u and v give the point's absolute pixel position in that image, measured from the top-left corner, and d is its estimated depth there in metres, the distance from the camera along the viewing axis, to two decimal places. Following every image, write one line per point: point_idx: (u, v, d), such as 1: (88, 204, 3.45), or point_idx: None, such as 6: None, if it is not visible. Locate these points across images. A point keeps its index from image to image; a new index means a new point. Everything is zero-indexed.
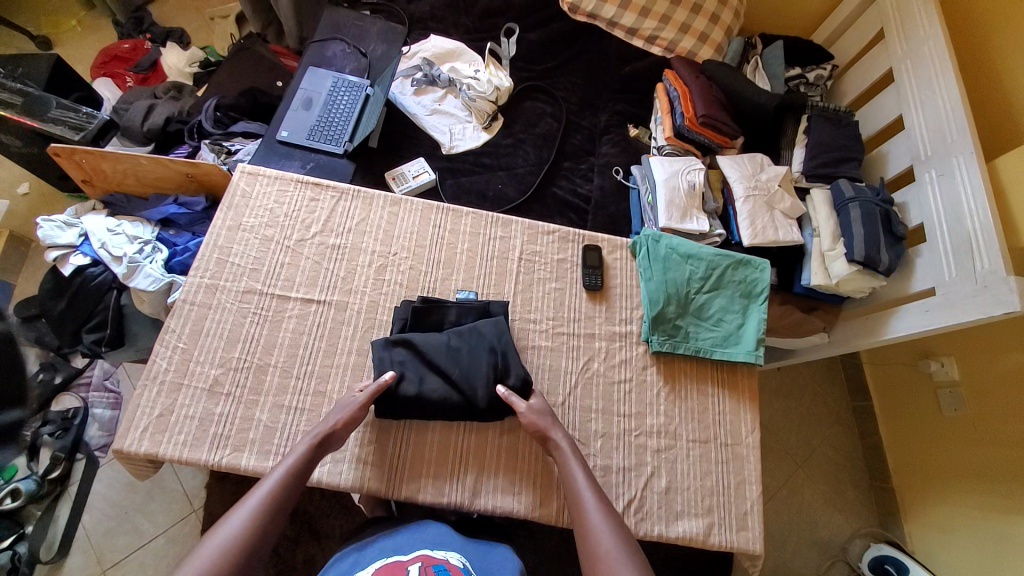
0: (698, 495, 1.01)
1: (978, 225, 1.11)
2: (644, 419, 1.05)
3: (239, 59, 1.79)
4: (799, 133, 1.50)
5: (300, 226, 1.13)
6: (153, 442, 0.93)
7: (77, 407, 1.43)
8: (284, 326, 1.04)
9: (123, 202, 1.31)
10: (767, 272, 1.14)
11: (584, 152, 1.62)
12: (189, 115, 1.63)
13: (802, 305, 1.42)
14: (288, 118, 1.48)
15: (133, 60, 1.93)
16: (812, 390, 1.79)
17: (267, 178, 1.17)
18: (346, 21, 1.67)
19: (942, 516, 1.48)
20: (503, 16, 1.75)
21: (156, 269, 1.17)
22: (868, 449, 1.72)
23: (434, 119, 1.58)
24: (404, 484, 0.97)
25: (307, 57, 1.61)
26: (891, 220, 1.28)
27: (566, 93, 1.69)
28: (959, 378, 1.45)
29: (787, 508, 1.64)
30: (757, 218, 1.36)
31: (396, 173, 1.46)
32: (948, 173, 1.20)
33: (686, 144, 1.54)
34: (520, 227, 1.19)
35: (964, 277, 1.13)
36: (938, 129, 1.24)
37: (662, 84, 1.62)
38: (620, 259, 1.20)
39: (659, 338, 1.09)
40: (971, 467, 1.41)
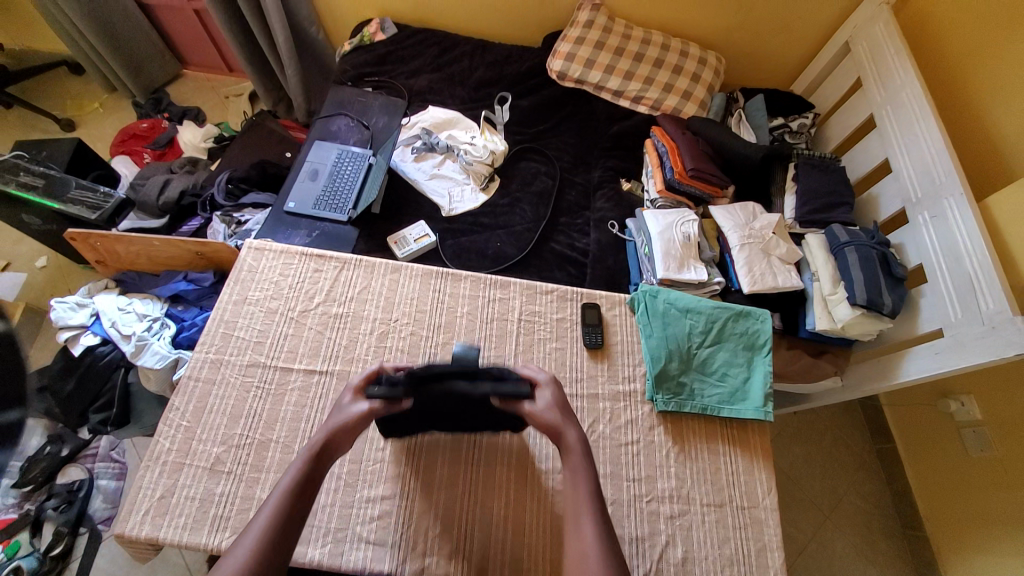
0: (718, 566, 0.95)
1: (977, 264, 1.11)
2: (654, 482, 1.02)
3: (250, 135, 1.91)
4: (788, 181, 1.54)
5: (304, 296, 1.16)
6: (152, 527, 0.91)
7: (82, 478, 1.40)
8: (286, 400, 1.04)
9: (134, 279, 1.38)
10: (768, 323, 1.14)
11: (579, 208, 1.66)
12: (203, 187, 1.72)
13: (811, 350, 1.39)
14: (296, 189, 1.55)
15: (151, 138, 2.06)
16: (832, 434, 1.73)
17: (273, 252, 1.21)
18: (350, 98, 1.78)
19: (979, 566, 1.38)
20: (495, 86, 1.86)
21: (163, 346, 1.20)
22: (898, 496, 1.62)
23: (433, 183, 1.64)
24: (406, 564, 0.93)
25: (314, 132, 1.70)
26: (889, 262, 1.28)
27: (559, 152, 1.76)
28: (982, 418, 1.39)
29: (820, 567, 1.53)
30: (755, 265, 1.37)
31: (398, 237, 1.50)
32: (940, 214, 1.21)
33: (678, 196, 1.58)
34: (518, 287, 1.21)
35: (971, 317, 1.10)
36: (924, 170, 1.27)
37: (650, 141, 1.69)
38: (620, 314, 1.21)
39: (664, 397, 1.08)
40: (1008, 513, 1.31)
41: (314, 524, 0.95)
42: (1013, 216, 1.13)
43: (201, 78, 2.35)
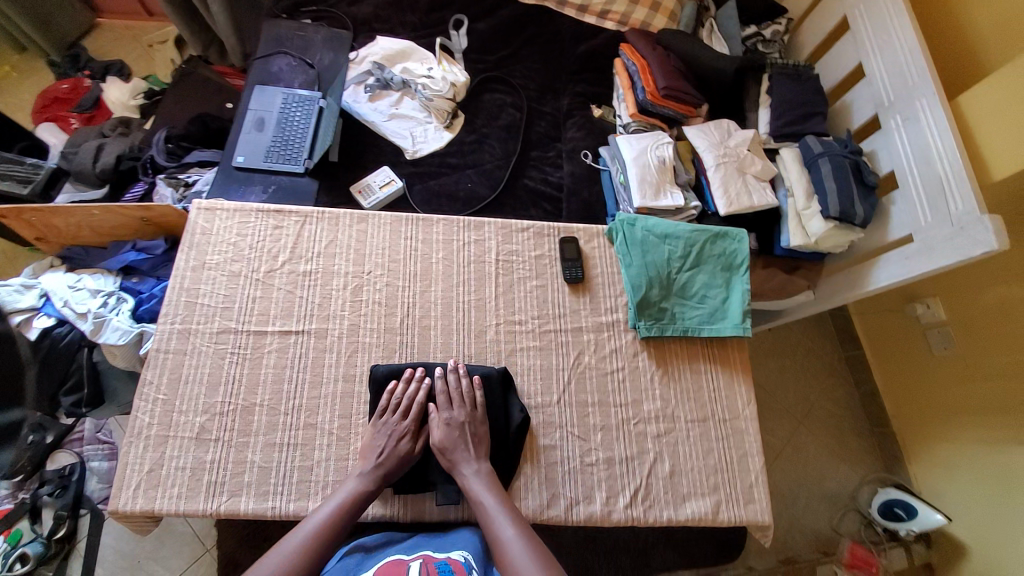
0: (703, 474, 1.01)
1: (947, 165, 1.11)
2: (641, 405, 1.05)
3: (183, 85, 1.71)
4: (763, 93, 1.48)
5: (267, 256, 1.10)
6: (147, 500, 0.91)
7: (73, 462, 1.38)
8: (264, 363, 1.01)
9: (82, 255, 1.27)
10: (745, 242, 1.13)
11: (550, 139, 1.58)
12: (142, 150, 1.56)
13: (785, 266, 1.41)
14: (242, 141, 1.42)
15: (75, 100, 1.83)
16: (805, 345, 1.82)
17: (225, 212, 1.13)
18: (287, 33, 1.59)
19: (942, 453, 1.52)
20: (449, 8, 1.69)
21: (123, 321, 1.14)
22: (865, 396, 1.75)
23: (393, 124, 1.52)
24: (408, 507, 0.95)
25: (252, 76, 1.53)
26: (861, 171, 1.27)
27: (525, 79, 1.65)
28: (945, 317, 1.47)
29: (793, 465, 1.67)
30: (731, 184, 1.34)
31: (362, 186, 1.41)
32: (913, 116, 1.19)
33: (652, 118, 1.51)
34: (492, 227, 1.17)
35: (940, 219, 1.12)
36: (898, 70, 1.23)
37: (620, 61, 1.59)
38: (598, 247, 1.19)
39: (647, 323, 1.09)
40: (971, 402, 1.43)
41: (312, 479, 0.94)
42: (984, 112, 1.12)
43: (118, 25, 2.05)
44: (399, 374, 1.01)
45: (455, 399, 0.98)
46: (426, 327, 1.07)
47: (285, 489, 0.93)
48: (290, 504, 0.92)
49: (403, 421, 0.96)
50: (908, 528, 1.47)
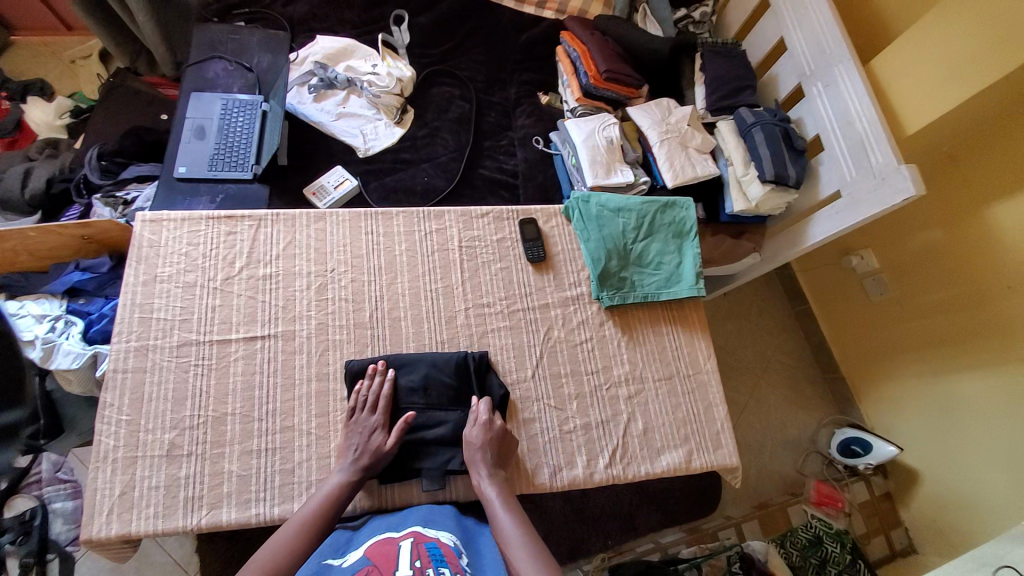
0: (674, 427, 1.07)
1: (866, 125, 1.22)
2: (611, 370, 1.10)
3: (111, 99, 1.62)
4: (697, 71, 1.56)
5: (223, 263, 1.07)
6: (122, 523, 0.87)
7: (34, 505, 1.27)
8: (232, 371, 0.99)
9: (20, 282, 1.18)
10: (692, 209, 1.20)
11: (501, 129, 1.61)
12: (72, 169, 1.48)
13: (731, 231, 1.51)
14: (182, 151, 1.35)
15: None
16: (757, 307, 1.94)
17: (172, 222, 1.09)
18: (220, 36, 1.53)
19: (889, 391, 1.66)
20: (388, 4, 1.68)
21: (75, 343, 1.08)
22: (815, 347, 1.89)
23: (342, 123, 1.51)
24: (397, 495, 0.97)
25: (186, 84, 1.46)
26: (791, 136, 1.37)
27: (471, 71, 1.67)
28: (878, 265, 1.61)
29: (757, 419, 1.78)
30: (675, 158, 1.42)
31: (316, 187, 1.39)
32: (833, 82, 1.30)
33: (597, 101, 1.56)
34: (453, 215, 1.19)
35: (863, 174, 1.23)
36: (816, 42, 1.34)
37: (562, 48, 1.64)
38: (557, 226, 1.23)
39: (609, 293, 1.14)
40: (909, 339, 1.57)
41: (294, 481, 0.93)
42: (892, 74, 1.24)
43: (33, 42, 1.91)
44: (363, 372, 1.00)
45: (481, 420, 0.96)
46: (395, 318, 1.08)
47: (268, 495, 0.92)
48: (274, 508, 0.91)
49: (372, 416, 0.95)
50: (865, 461, 1.60)
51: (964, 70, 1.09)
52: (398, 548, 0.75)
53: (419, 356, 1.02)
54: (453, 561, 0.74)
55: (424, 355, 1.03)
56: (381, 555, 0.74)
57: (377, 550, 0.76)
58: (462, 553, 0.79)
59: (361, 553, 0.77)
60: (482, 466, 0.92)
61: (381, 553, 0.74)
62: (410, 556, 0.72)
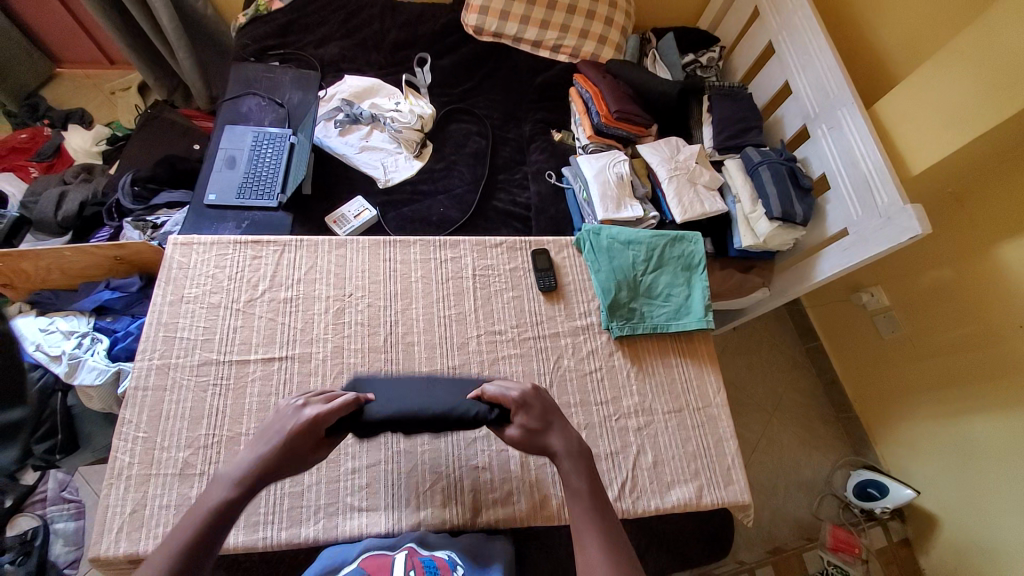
0: (684, 461, 1.07)
1: (871, 166, 1.25)
2: (620, 401, 1.10)
3: (149, 129, 1.73)
4: (704, 112, 1.63)
5: (247, 286, 1.12)
6: (130, 542, 0.88)
7: (36, 526, 1.26)
8: (248, 391, 1.02)
9: (52, 299, 1.25)
10: (700, 244, 1.23)
11: (515, 163, 1.68)
12: (106, 195, 1.56)
13: (740, 266, 1.53)
14: (213, 179, 1.43)
15: (35, 149, 1.81)
16: (768, 342, 1.93)
17: (202, 245, 1.15)
18: (256, 75, 1.64)
19: (904, 432, 1.62)
20: (412, 48, 1.79)
21: (100, 360, 1.12)
22: (827, 383, 1.86)
23: (364, 156, 1.58)
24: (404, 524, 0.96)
25: (221, 117, 1.56)
26: (797, 176, 1.41)
27: (487, 110, 1.75)
28: (889, 303, 1.61)
29: (769, 456, 1.74)
30: (684, 195, 1.46)
31: (337, 216, 1.45)
32: (837, 125, 1.35)
33: (607, 139, 1.63)
34: (467, 244, 1.24)
35: (869, 213, 1.26)
36: (820, 87, 1.40)
37: (575, 90, 1.73)
38: (568, 257, 1.26)
39: (619, 323, 1.16)
40: (923, 378, 1.55)
41: (303, 504, 0.94)
42: (896, 119, 1.28)
43: (81, 76, 2.05)
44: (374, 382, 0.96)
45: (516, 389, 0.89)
46: (409, 343, 1.11)
47: (276, 518, 0.92)
48: (282, 531, 0.92)
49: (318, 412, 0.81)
50: (881, 505, 1.55)
51: (963, 116, 1.13)
52: (394, 569, 0.79)
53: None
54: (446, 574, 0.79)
55: (436, 379, 0.98)
56: (375, 565, 0.80)
57: (374, 568, 0.79)
58: (458, 565, 0.84)
59: (359, 563, 0.82)
60: (547, 441, 0.84)
61: (377, 565, 0.80)
62: (403, 565, 0.79)
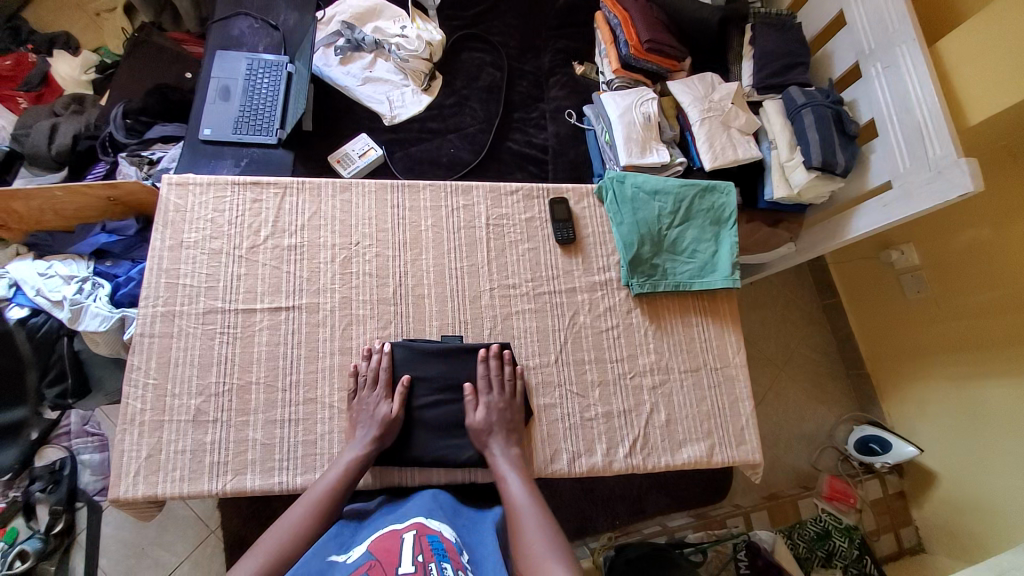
0: (697, 421, 1.05)
1: (927, 112, 1.13)
2: (636, 359, 1.08)
3: (137, 55, 1.59)
4: (746, 44, 1.46)
5: (248, 231, 1.06)
6: (149, 484, 0.90)
7: (63, 456, 1.33)
8: (256, 340, 0.99)
9: (48, 241, 1.20)
10: (733, 195, 1.14)
11: (533, 100, 1.54)
12: (99, 128, 1.46)
13: (768, 220, 1.44)
14: (207, 112, 1.32)
15: (20, 78, 1.67)
16: (786, 298, 1.87)
17: (198, 186, 1.08)
18: None
19: (915, 393, 1.61)
20: None
21: (102, 306, 1.08)
22: (841, 342, 1.83)
23: (368, 89, 1.45)
24: (416, 473, 0.98)
25: (212, 41, 1.42)
26: (843, 121, 1.28)
27: (503, 37, 1.58)
28: (919, 263, 1.53)
29: (776, 411, 1.75)
30: (716, 139, 1.34)
31: (340, 155, 1.36)
32: (895, 64, 1.20)
33: (635, 74, 1.47)
34: (480, 191, 1.15)
35: (918, 166, 1.14)
36: (880, 18, 1.23)
37: (601, 15, 1.54)
38: (588, 207, 1.18)
39: (639, 280, 1.10)
40: (944, 342, 1.50)
41: (316, 453, 0.95)
42: (960, 58, 1.13)
43: None
44: (421, 354, 1.00)
45: (496, 384, 0.98)
46: (419, 295, 1.06)
47: (291, 464, 0.93)
48: (297, 478, 0.93)
49: (375, 391, 0.95)
50: (883, 461, 1.57)
51: None
52: (401, 541, 0.74)
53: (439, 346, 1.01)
54: (455, 558, 0.73)
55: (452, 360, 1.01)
56: (384, 549, 0.73)
57: (383, 546, 0.74)
58: (464, 551, 0.78)
59: (364, 548, 0.75)
60: (490, 441, 0.93)
61: (385, 548, 0.73)
62: (413, 550, 0.71)
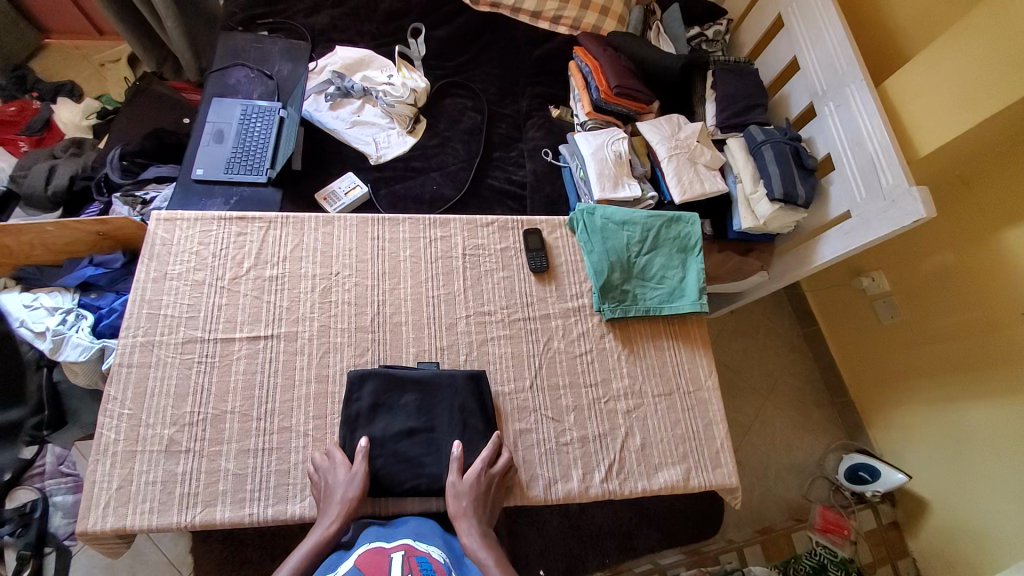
0: (672, 444, 1.06)
1: (877, 147, 1.21)
2: (610, 384, 1.09)
3: (138, 102, 1.68)
4: (708, 89, 1.58)
5: (232, 263, 1.10)
6: (118, 516, 0.89)
7: (35, 498, 1.28)
8: (234, 369, 1.01)
9: (35, 275, 1.23)
10: (697, 225, 1.20)
11: (512, 140, 1.64)
12: (95, 169, 1.52)
13: (739, 250, 1.50)
14: (201, 154, 1.39)
15: (23, 123, 1.76)
16: (765, 326, 1.91)
17: (186, 221, 1.12)
18: (244, 45, 1.58)
19: (900, 418, 1.61)
20: (405, 17, 1.73)
21: (84, 337, 1.11)
22: (823, 369, 1.85)
23: (356, 131, 1.54)
24: (389, 503, 0.96)
25: (209, 89, 1.51)
26: (801, 156, 1.37)
27: (484, 84, 1.70)
28: (889, 288, 1.58)
29: (762, 440, 1.74)
30: (683, 174, 1.42)
31: (327, 192, 1.42)
32: (844, 104, 1.30)
33: (607, 116, 1.58)
34: (458, 223, 1.20)
35: (873, 196, 1.22)
36: (828, 64, 1.34)
37: (574, 64, 1.66)
38: (561, 238, 1.23)
39: (610, 306, 1.14)
40: (920, 365, 1.53)
41: (289, 482, 0.94)
42: (905, 97, 1.23)
43: (67, 46, 1.98)
44: (395, 382, 1.00)
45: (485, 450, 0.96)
46: (397, 323, 1.09)
47: (262, 494, 0.93)
48: (268, 508, 0.92)
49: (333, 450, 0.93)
50: (873, 489, 1.55)
51: (976, 94, 1.08)
52: (389, 560, 0.74)
53: (413, 374, 1.00)
54: None
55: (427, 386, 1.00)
56: (372, 565, 0.73)
57: (368, 562, 0.74)
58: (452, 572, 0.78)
59: (351, 564, 0.75)
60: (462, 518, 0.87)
61: (372, 564, 0.73)
62: (402, 568, 0.71)
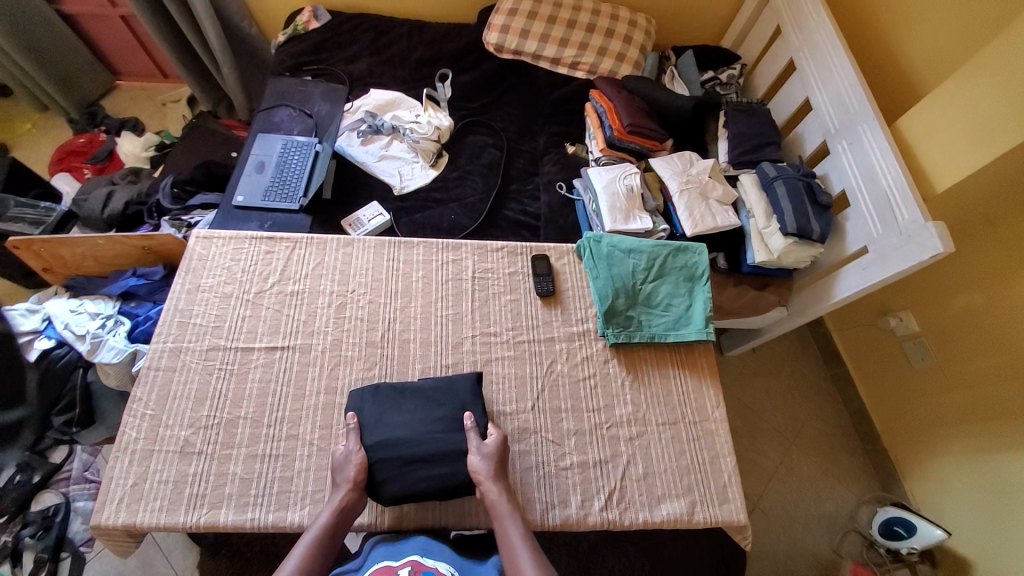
0: (676, 475, 1.03)
1: (891, 181, 1.21)
2: (613, 410, 1.08)
3: (193, 137, 1.87)
4: (720, 128, 1.63)
5: (258, 278, 1.18)
6: (130, 513, 0.93)
7: (58, 502, 1.36)
8: (250, 377, 1.06)
9: (83, 284, 1.36)
10: (704, 254, 1.21)
11: (528, 174, 1.71)
12: (149, 195, 1.68)
13: (755, 283, 1.48)
14: (242, 182, 1.53)
15: (91, 152, 1.99)
16: (788, 366, 1.85)
17: (221, 240, 1.22)
18: (289, 88, 1.76)
19: (937, 469, 1.49)
20: (435, 64, 1.88)
21: (119, 341, 1.21)
22: (853, 413, 1.76)
23: (383, 164, 1.66)
24: (388, 517, 0.97)
25: (256, 126, 1.68)
26: (814, 191, 1.37)
27: (505, 123, 1.81)
28: (918, 328, 1.51)
29: (785, 485, 1.65)
30: (695, 208, 1.44)
31: (352, 220, 1.53)
32: (857, 141, 1.31)
33: (620, 152, 1.64)
34: (469, 248, 1.26)
35: (889, 230, 1.20)
36: (840, 103, 1.37)
37: (590, 105, 1.75)
38: (568, 264, 1.27)
39: (614, 331, 1.15)
40: (956, 411, 1.43)
41: (291, 489, 0.96)
42: (918, 134, 1.23)
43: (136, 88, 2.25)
44: (400, 394, 1.03)
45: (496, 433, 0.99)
46: (406, 340, 1.13)
47: (264, 500, 0.95)
48: (268, 514, 0.94)
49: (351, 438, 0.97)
50: (909, 546, 1.42)
51: (990, 130, 1.08)
52: None
53: (418, 388, 1.03)
54: None
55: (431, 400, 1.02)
56: None
57: None
58: None
59: None
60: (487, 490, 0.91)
61: None
62: None
